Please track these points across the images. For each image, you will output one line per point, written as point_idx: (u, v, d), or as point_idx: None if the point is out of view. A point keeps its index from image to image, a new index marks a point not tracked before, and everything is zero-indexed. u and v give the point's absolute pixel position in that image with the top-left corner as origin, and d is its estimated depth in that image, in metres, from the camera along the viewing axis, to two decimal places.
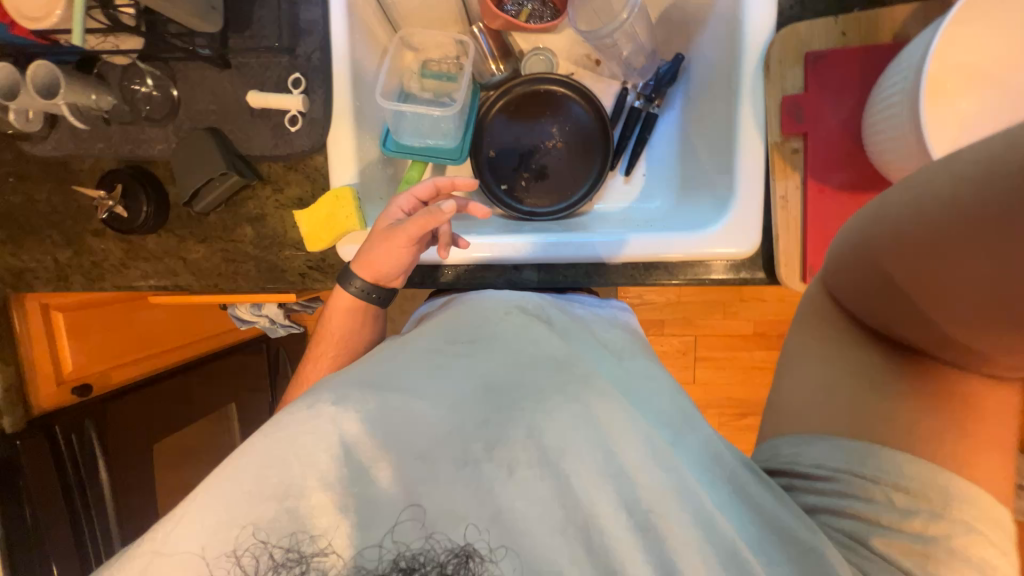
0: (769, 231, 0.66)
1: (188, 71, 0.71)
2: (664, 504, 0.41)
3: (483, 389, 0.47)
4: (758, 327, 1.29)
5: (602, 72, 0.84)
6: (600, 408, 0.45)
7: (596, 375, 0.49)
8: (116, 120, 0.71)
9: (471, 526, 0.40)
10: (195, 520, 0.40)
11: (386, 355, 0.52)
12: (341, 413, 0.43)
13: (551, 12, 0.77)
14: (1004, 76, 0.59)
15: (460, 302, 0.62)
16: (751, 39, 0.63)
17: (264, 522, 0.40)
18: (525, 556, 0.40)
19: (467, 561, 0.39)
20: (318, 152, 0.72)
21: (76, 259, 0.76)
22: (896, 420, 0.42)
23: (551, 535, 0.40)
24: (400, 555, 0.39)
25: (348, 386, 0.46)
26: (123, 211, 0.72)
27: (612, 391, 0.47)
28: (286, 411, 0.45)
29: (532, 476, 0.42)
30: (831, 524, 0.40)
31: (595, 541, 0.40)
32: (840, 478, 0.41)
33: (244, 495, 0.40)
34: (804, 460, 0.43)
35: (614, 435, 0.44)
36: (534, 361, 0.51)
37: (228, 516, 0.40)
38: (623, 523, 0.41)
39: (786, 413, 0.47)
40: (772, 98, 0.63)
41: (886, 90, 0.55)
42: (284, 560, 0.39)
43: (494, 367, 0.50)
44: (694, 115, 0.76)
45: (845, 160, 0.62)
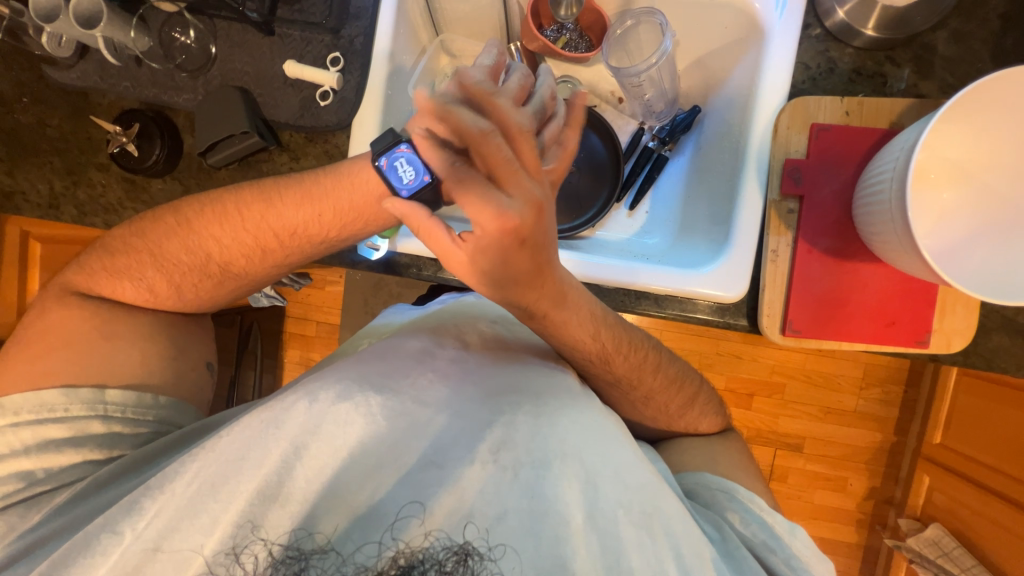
0: (756, 282, 0.69)
1: (230, 30, 0.72)
2: (633, 515, 0.49)
3: (481, 398, 0.55)
4: (729, 384, 1.42)
5: (623, 110, 0.88)
6: (571, 432, 0.52)
7: (571, 401, 0.56)
8: (147, 62, 0.72)
9: (471, 526, 0.45)
10: (187, 519, 0.45)
11: (382, 353, 0.59)
12: (346, 404, 0.50)
13: (585, 45, 0.82)
14: (986, 178, 0.63)
15: (446, 312, 0.71)
16: (763, 104, 0.68)
17: (269, 516, 0.45)
18: (521, 554, 0.45)
19: (467, 559, 0.44)
20: (342, 130, 0.73)
21: (72, 190, 0.75)
22: (729, 462, 0.68)
23: (534, 551, 0.45)
24: (400, 554, 0.43)
25: (345, 383, 0.52)
26: (135, 150, 0.71)
27: (583, 418, 0.55)
28: (287, 398, 0.50)
29: (523, 484, 0.48)
30: (738, 528, 0.58)
31: (582, 547, 0.46)
32: (736, 498, 0.61)
33: (241, 495, 0.45)
34: (713, 482, 0.63)
35: (587, 450, 0.51)
36: (524, 381, 0.59)
37: (228, 517, 0.45)
38: (590, 539, 0.46)
39: (701, 463, 0.68)
40: (775, 159, 0.68)
41: (877, 171, 0.60)
42: (284, 556, 0.44)
43: (484, 382, 0.58)
44: (701, 164, 0.81)
45: (834, 228, 0.66)
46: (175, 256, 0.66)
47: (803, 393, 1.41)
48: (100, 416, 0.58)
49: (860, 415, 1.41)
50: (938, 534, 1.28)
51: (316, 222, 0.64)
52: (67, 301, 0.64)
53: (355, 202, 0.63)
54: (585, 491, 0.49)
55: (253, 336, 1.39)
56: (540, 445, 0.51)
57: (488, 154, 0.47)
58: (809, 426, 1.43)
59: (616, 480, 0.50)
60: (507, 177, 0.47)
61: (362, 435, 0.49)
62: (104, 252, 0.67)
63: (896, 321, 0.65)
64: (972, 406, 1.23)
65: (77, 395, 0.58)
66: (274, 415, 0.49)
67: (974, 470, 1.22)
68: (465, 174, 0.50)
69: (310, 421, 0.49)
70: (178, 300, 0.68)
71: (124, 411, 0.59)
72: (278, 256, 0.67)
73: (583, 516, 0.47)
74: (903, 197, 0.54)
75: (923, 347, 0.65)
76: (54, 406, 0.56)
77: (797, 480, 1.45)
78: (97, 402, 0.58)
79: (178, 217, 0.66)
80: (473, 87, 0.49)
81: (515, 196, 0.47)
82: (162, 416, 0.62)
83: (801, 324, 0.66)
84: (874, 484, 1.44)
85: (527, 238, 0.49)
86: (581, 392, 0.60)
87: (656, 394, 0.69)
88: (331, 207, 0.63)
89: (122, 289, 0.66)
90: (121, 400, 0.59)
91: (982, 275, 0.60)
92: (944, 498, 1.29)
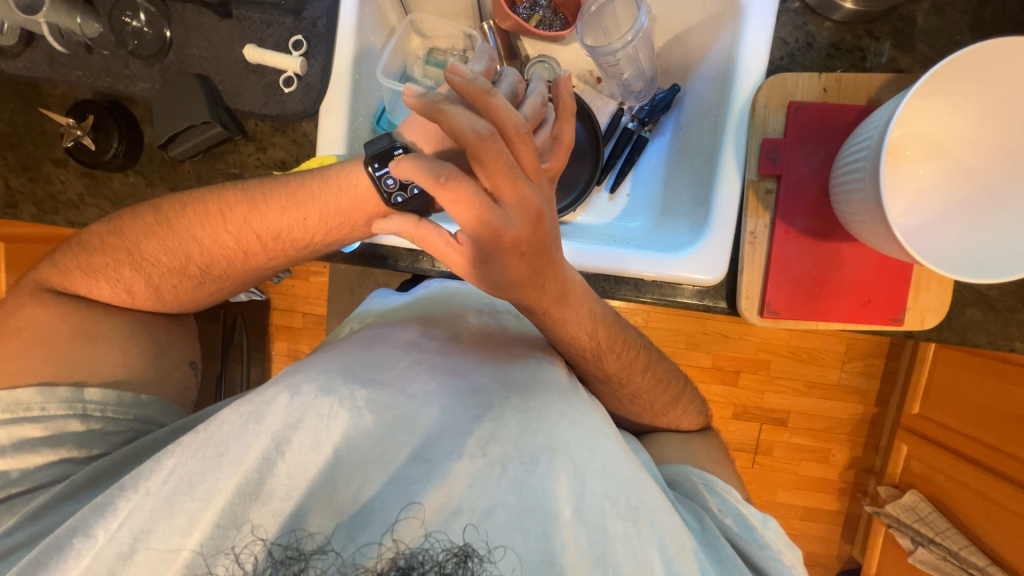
0: (734, 264, 0.68)
1: (185, 14, 0.69)
2: (620, 508, 0.49)
3: (471, 390, 0.55)
4: (716, 361, 1.44)
5: (602, 90, 0.86)
6: (556, 422, 0.53)
7: (556, 392, 0.57)
8: (99, 49, 0.68)
9: (470, 526, 0.45)
10: (163, 520, 0.44)
11: (365, 345, 0.58)
12: (328, 400, 0.50)
13: (561, 22, 0.80)
14: (960, 155, 0.63)
15: (431, 300, 0.70)
16: (742, 83, 0.67)
17: (251, 517, 0.45)
18: (520, 552, 0.45)
19: (467, 560, 0.44)
20: (309, 118, 0.71)
21: (30, 187, 0.72)
22: (710, 456, 0.69)
23: (528, 543, 0.45)
24: (399, 554, 0.44)
25: (329, 375, 0.52)
26: (91, 144, 0.68)
27: (569, 409, 0.55)
28: (269, 391, 0.50)
29: (511, 481, 0.48)
30: (720, 519, 0.60)
31: (570, 542, 0.46)
32: (719, 491, 0.62)
33: (221, 494, 0.45)
34: (699, 477, 0.64)
35: (574, 443, 0.51)
36: (512, 371, 0.59)
37: (208, 516, 0.44)
38: (580, 529, 0.47)
39: (686, 453, 0.69)
40: (753, 139, 0.67)
41: (852, 151, 0.59)
42: (284, 557, 0.44)
43: (473, 374, 0.57)
44: (682, 145, 0.80)
45: (811, 207, 0.66)
46: (154, 256, 0.64)
47: (787, 369, 1.44)
48: (78, 415, 0.56)
49: (842, 388, 1.44)
50: (914, 500, 1.33)
51: (300, 225, 0.62)
52: (40, 296, 0.62)
53: (342, 207, 0.61)
54: (575, 485, 0.49)
55: (238, 329, 1.41)
56: (528, 440, 0.51)
57: (489, 160, 0.46)
58: (793, 400, 1.46)
59: (603, 473, 0.50)
60: (506, 185, 0.47)
61: (346, 431, 0.49)
62: (80, 250, 0.65)
63: (872, 299, 0.65)
64: (949, 377, 1.26)
65: (54, 393, 0.56)
66: (254, 410, 0.48)
67: (950, 438, 1.27)
68: (461, 181, 0.45)
69: (291, 416, 0.48)
70: (155, 299, 0.66)
71: (105, 410, 0.58)
72: (260, 259, 0.65)
73: (573, 509, 0.48)
74: (876, 175, 0.53)
75: (898, 324, 0.66)
76: (29, 405, 0.55)
77: (781, 452, 1.49)
78: (76, 400, 0.57)
79: (158, 215, 0.64)
80: (470, 86, 0.47)
81: (513, 209, 0.47)
82: (143, 414, 0.60)
83: (779, 305, 0.66)
84: (856, 454, 1.48)
85: (525, 251, 0.50)
86: (568, 384, 0.60)
87: (642, 390, 0.69)
88: (318, 210, 0.61)
89: (97, 288, 0.64)
90: (101, 398, 0.58)
91: (956, 252, 0.60)
92: (922, 466, 1.33)
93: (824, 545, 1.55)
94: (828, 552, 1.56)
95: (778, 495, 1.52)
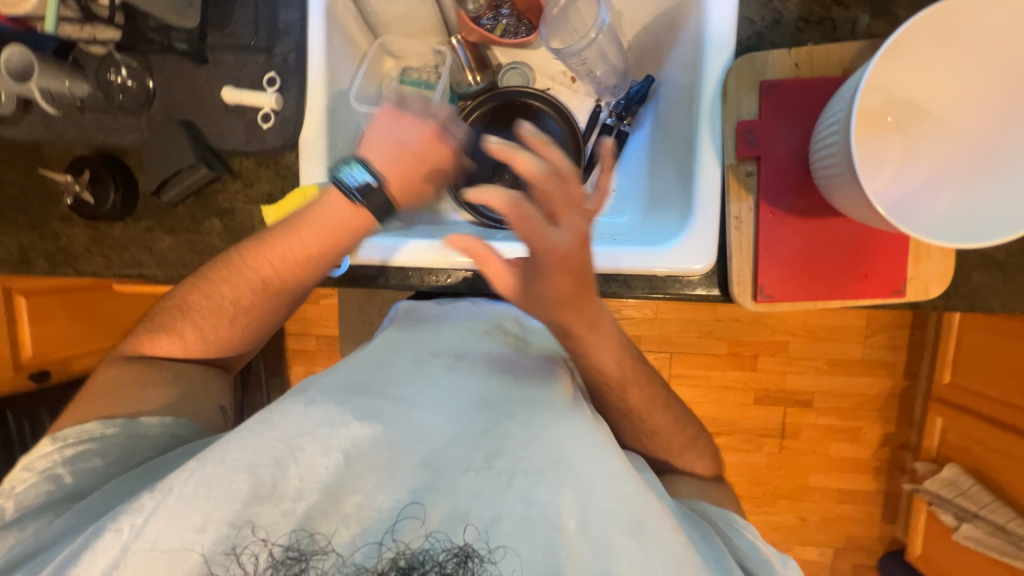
0: (723, 250, 0.67)
1: (165, 64, 0.72)
2: (624, 524, 0.47)
3: (480, 405, 0.55)
4: (732, 347, 1.41)
5: (578, 89, 0.86)
6: (564, 430, 0.51)
7: (567, 402, 0.56)
8: (90, 109, 0.72)
9: (471, 526, 0.45)
10: (181, 518, 0.44)
11: (374, 360, 0.61)
12: (339, 417, 0.51)
13: (525, 28, 0.81)
14: (943, 116, 0.62)
15: (436, 318, 0.70)
16: (710, 66, 0.66)
17: (261, 518, 0.45)
18: (521, 555, 0.45)
19: (467, 560, 0.44)
20: (291, 150, 0.72)
21: (40, 243, 0.75)
22: None
23: (531, 550, 0.45)
24: (400, 554, 0.44)
25: (343, 394, 0.54)
26: (90, 198, 0.72)
27: (577, 417, 0.53)
28: (287, 403, 0.53)
29: (518, 489, 0.48)
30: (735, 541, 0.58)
31: (574, 554, 0.45)
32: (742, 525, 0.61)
33: (235, 494, 0.45)
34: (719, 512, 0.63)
35: (577, 460, 0.49)
36: (523, 383, 0.58)
37: (219, 514, 0.45)
38: (582, 538, 0.46)
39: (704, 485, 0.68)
40: (728, 123, 0.65)
41: (828, 124, 0.57)
42: (285, 557, 0.44)
43: (484, 386, 0.58)
44: (663, 134, 0.79)
45: (796, 186, 0.64)
46: (197, 304, 0.67)
47: (805, 349, 1.40)
48: (127, 433, 0.59)
49: (865, 363, 1.40)
50: (954, 474, 1.26)
51: (307, 237, 0.65)
52: (113, 361, 0.66)
53: (338, 215, 0.63)
54: (579, 499, 0.48)
55: (255, 358, 1.45)
56: (534, 453, 0.50)
57: (547, 191, 0.47)
58: (816, 380, 1.42)
59: (608, 487, 0.49)
60: (563, 212, 0.47)
61: (354, 444, 0.49)
62: (145, 322, 0.70)
63: (869, 273, 0.63)
64: (976, 343, 1.20)
65: (112, 420, 0.59)
66: (270, 418, 0.51)
67: (982, 406, 1.20)
68: (526, 210, 0.46)
69: (306, 424, 0.50)
70: (201, 343, 0.68)
71: (155, 419, 0.60)
72: (284, 283, 0.67)
73: (577, 522, 0.47)
74: (851, 150, 0.52)
75: (900, 296, 0.63)
76: (92, 432, 0.58)
77: (809, 436, 1.45)
78: (129, 424, 0.59)
79: (201, 272, 0.68)
80: (530, 134, 0.47)
81: (568, 232, 0.48)
82: (180, 432, 0.61)
83: (773, 288, 0.65)
84: (888, 430, 1.44)
85: (572, 266, 0.50)
86: (570, 400, 0.57)
87: (648, 410, 0.66)
88: (321, 220, 0.64)
89: (155, 347, 0.67)
90: (149, 421, 0.60)
91: (951, 217, 0.57)
92: (958, 437, 1.27)
93: (867, 529, 1.49)
94: (871, 535, 1.49)
95: (811, 480, 1.47)
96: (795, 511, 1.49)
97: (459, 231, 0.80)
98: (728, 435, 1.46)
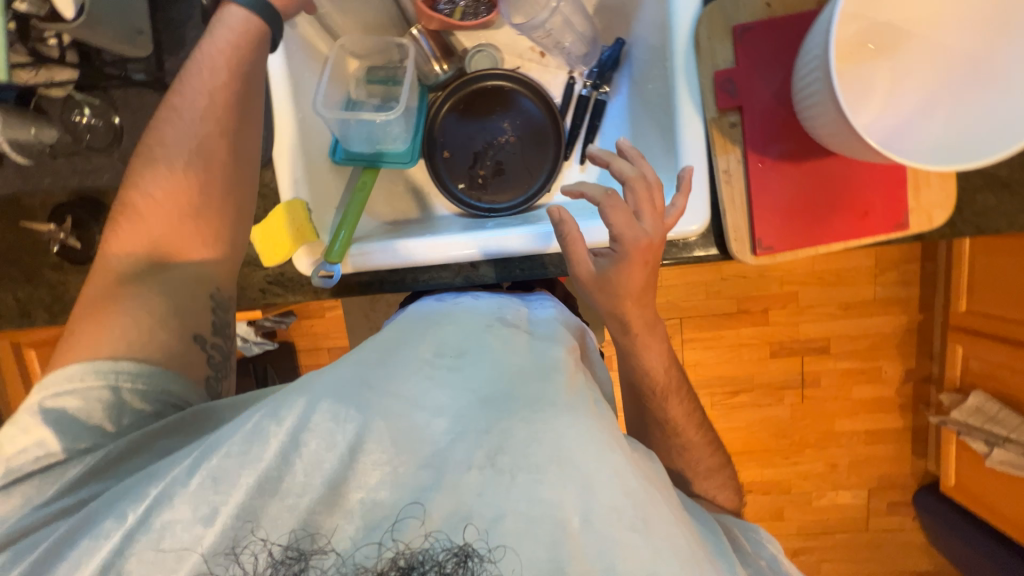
0: (716, 207, 0.65)
1: (128, 98, 0.71)
2: (630, 520, 0.43)
3: (480, 402, 0.48)
4: (740, 305, 1.40)
5: (548, 63, 0.84)
6: (568, 429, 0.45)
7: (578, 397, 0.50)
8: (61, 153, 0.71)
9: (471, 525, 0.41)
10: (189, 509, 0.40)
11: (379, 351, 0.53)
12: (338, 415, 0.44)
13: (485, 7, 0.78)
14: (926, 36, 0.61)
15: (440, 307, 0.63)
16: (680, 20, 0.63)
17: (268, 513, 0.41)
18: (521, 554, 0.41)
19: (467, 560, 0.40)
20: (266, 166, 0.72)
21: (36, 294, 0.75)
22: None
23: (534, 552, 0.41)
24: (399, 554, 0.40)
25: (343, 391, 0.46)
26: (77, 242, 0.71)
27: (583, 413, 0.48)
28: (286, 395, 0.45)
29: (520, 488, 0.43)
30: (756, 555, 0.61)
31: (579, 555, 0.41)
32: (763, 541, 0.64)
33: (241, 487, 0.41)
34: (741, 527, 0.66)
35: (580, 455, 0.44)
36: (531, 373, 0.51)
37: (227, 507, 0.40)
38: (587, 538, 0.42)
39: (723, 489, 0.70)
40: (705, 75, 0.63)
41: (806, 65, 0.55)
42: (285, 557, 0.40)
43: (484, 381, 0.50)
44: (641, 96, 0.76)
45: (783, 132, 0.62)
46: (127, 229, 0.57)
47: (816, 297, 1.38)
48: (111, 386, 0.49)
49: (878, 302, 1.38)
50: (980, 401, 1.25)
51: (211, 44, 0.60)
52: None
53: (228, 39, 0.60)
54: (582, 494, 0.43)
55: (270, 379, 1.46)
56: (536, 450, 0.44)
57: (637, 191, 0.57)
58: (830, 326, 1.40)
59: (612, 481, 0.44)
60: (648, 209, 0.57)
61: (352, 446, 0.43)
62: None
63: (869, 212, 0.62)
64: (988, 265, 1.18)
65: (90, 363, 0.49)
66: (271, 407, 0.43)
67: (999, 327, 1.18)
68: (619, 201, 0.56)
69: (301, 417, 0.43)
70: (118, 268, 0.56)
71: (137, 382, 0.50)
72: (213, 131, 0.59)
73: (581, 518, 0.42)
74: (832, 88, 0.51)
75: (903, 230, 0.62)
76: (70, 376, 0.48)
77: (830, 382, 1.44)
78: (109, 370, 0.49)
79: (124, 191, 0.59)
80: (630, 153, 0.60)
81: (652, 225, 0.57)
82: (171, 389, 0.51)
83: (772, 239, 0.63)
84: (909, 366, 1.42)
85: (648, 260, 0.58)
86: (574, 391, 0.51)
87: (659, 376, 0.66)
88: (223, 42, 0.60)
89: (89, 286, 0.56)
90: (133, 368, 0.50)
91: (944, 141, 0.56)
92: (980, 364, 1.25)
93: (899, 467, 1.48)
94: (903, 472, 1.49)
95: (837, 425, 1.47)
96: (823, 458, 1.48)
97: (448, 225, 0.78)
98: (747, 393, 1.46)
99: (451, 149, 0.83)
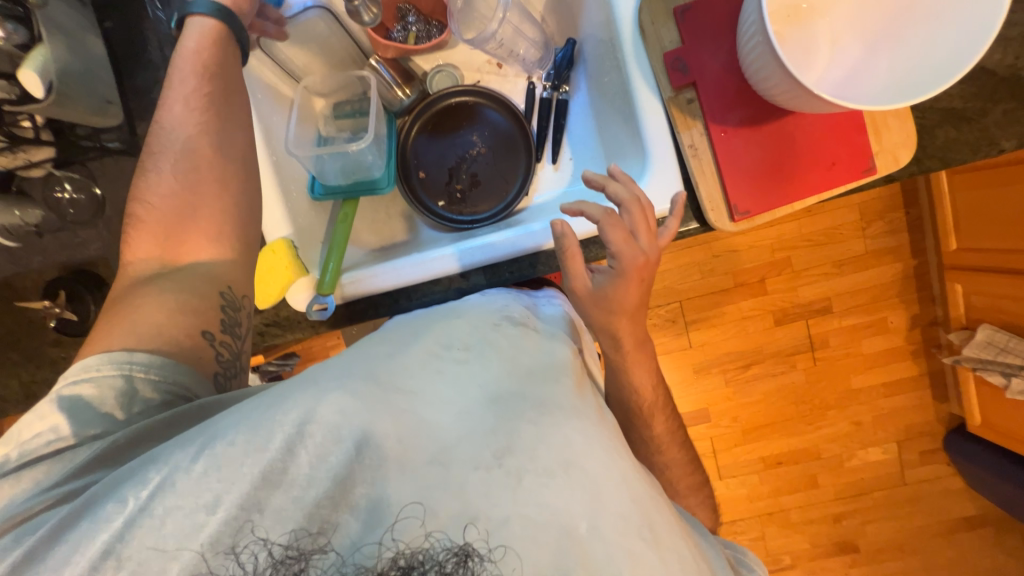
0: (688, 181, 0.67)
1: (105, 167, 0.73)
2: (635, 528, 0.43)
3: (492, 400, 0.48)
4: (736, 278, 1.40)
5: (506, 73, 0.87)
6: (573, 432, 0.46)
7: (579, 403, 0.51)
8: (47, 231, 0.72)
9: (472, 525, 0.40)
10: (188, 496, 0.37)
11: (388, 349, 0.51)
12: (348, 416, 0.42)
13: (436, 29, 0.82)
14: None
15: (442, 306, 0.62)
16: (621, 12, 0.65)
17: (273, 504, 0.39)
18: (523, 555, 0.39)
19: (467, 560, 0.39)
20: None
21: (39, 373, 0.75)
22: None
23: (539, 551, 0.40)
24: (400, 552, 0.38)
25: (356, 388, 0.44)
26: (72, 314, 0.72)
27: (584, 420, 0.48)
28: (300, 389, 0.43)
29: (525, 491, 0.42)
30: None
31: (584, 561, 0.40)
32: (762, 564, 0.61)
33: (244, 477, 0.38)
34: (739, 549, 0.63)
35: (588, 460, 0.44)
36: (534, 375, 0.52)
37: (227, 494, 0.38)
38: (597, 545, 0.41)
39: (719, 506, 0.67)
40: (654, 58, 0.65)
41: (748, 30, 0.57)
42: (285, 557, 0.38)
43: (500, 376, 0.50)
44: (599, 89, 0.79)
45: (738, 99, 0.64)
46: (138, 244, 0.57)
47: (808, 258, 1.39)
48: (126, 375, 0.48)
49: (871, 254, 1.39)
50: (989, 335, 1.22)
51: (183, 60, 0.61)
52: None
53: (197, 55, 0.61)
54: (589, 499, 0.43)
55: None
56: (543, 452, 0.44)
57: (633, 214, 0.58)
58: (827, 284, 1.41)
59: (618, 492, 0.44)
60: (644, 231, 0.58)
61: (363, 452, 0.41)
62: None
63: (836, 162, 0.63)
64: (968, 200, 1.20)
65: (107, 354, 0.49)
66: (275, 398, 0.42)
67: (994, 259, 1.18)
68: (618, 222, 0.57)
69: (306, 408, 0.41)
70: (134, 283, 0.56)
71: (149, 372, 0.49)
72: (203, 139, 0.60)
73: (587, 524, 0.42)
74: (774, 50, 0.53)
75: (871, 173, 0.63)
76: (88, 367, 0.48)
77: (838, 340, 1.44)
78: (125, 361, 0.49)
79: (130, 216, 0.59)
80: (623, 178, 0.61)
81: (647, 244, 0.58)
82: (183, 381, 0.50)
83: (747, 204, 0.64)
84: (912, 312, 1.42)
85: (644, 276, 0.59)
86: (580, 401, 0.51)
87: None
88: (192, 59, 0.61)
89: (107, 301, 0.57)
90: (146, 359, 0.49)
91: (891, 84, 0.59)
92: (981, 299, 1.25)
93: (922, 415, 1.47)
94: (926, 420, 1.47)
95: (854, 381, 1.46)
96: (847, 417, 1.47)
97: (434, 242, 0.79)
98: (759, 364, 1.45)
99: (426, 168, 0.85)
